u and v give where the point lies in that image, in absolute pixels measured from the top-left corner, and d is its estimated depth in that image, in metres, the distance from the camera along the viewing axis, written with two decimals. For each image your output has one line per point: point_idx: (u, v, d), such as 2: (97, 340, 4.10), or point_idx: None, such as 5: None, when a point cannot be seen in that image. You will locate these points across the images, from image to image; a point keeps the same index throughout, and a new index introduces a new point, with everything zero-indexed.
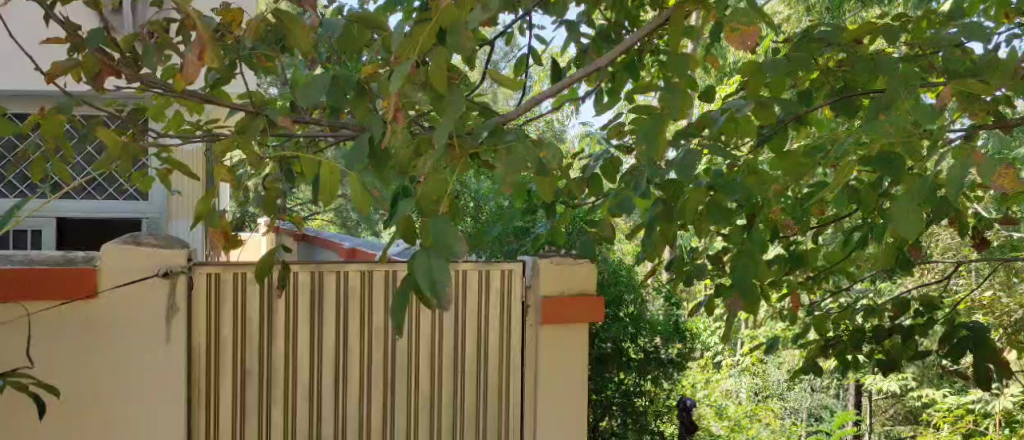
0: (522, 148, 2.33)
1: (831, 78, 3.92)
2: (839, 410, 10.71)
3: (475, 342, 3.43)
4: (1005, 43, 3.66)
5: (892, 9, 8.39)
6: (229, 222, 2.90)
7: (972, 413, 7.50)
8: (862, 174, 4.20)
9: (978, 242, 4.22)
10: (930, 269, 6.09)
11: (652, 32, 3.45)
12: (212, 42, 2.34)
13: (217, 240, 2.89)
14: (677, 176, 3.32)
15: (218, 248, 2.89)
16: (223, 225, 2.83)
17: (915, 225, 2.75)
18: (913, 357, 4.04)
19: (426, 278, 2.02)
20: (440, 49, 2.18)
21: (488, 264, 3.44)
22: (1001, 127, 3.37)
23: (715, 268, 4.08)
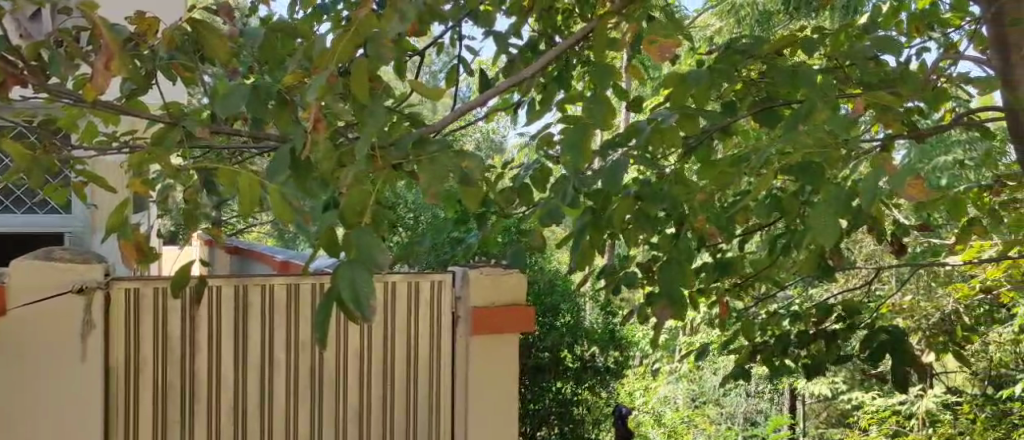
0: (445, 159, 2.37)
1: (753, 89, 4.01)
2: (773, 414, 10.88)
3: (405, 353, 3.45)
4: (917, 56, 3.80)
5: (818, 22, 8.60)
6: (144, 236, 2.82)
7: (898, 414, 7.68)
8: (785, 183, 4.30)
9: (896, 248, 4.34)
10: (854, 275, 6.24)
11: (578, 43, 3.50)
12: (119, 49, 2.47)
13: (131, 257, 2.81)
14: (605, 185, 3.37)
15: (131, 263, 2.80)
16: (135, 237, 2.76)
17: (831, 232, 2.84)
18: (837, 360, 4.14)
19: (347, 288, 2.03)
20: (362, 58, 2.19)
21: (417, 276, 3.45)
22: (915, 138, 3.49)
23: (645, 276, 4.13)
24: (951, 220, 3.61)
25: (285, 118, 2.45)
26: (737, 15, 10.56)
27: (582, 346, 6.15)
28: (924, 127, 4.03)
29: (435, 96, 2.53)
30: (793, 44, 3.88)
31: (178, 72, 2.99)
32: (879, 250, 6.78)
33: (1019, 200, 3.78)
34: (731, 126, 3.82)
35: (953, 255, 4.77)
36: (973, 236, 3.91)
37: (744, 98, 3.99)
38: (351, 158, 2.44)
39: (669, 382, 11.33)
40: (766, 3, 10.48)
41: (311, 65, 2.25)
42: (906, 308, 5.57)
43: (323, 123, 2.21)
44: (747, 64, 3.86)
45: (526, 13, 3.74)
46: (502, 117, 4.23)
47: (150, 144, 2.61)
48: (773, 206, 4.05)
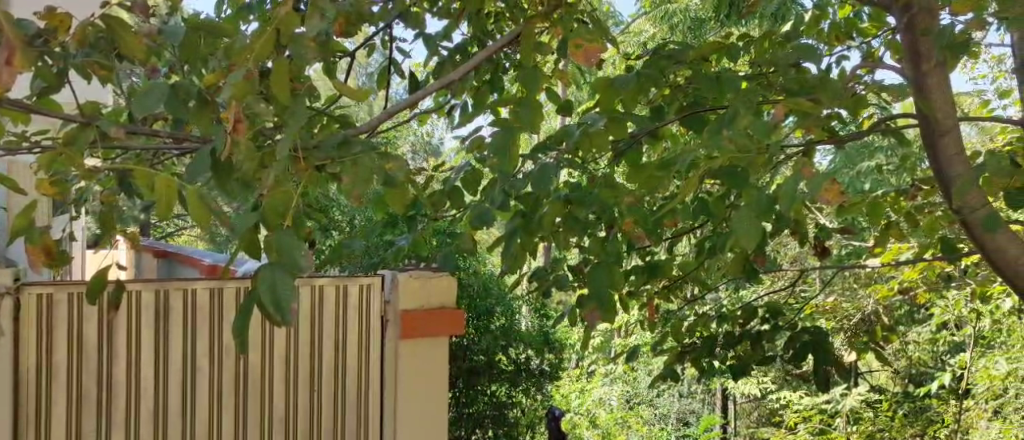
0: (368, 162, 2.37)
1: (681, 95, 4.07)
2: (705, 414, 11.01)
3: (333, 356, 3.43)
4: (836, 64, 3.90)
5: (745, 30, 8.84)
6: (52, 238, 2.77)
7: (826, 413, 7.83)
8: (713, 186, 4.37)
9: (818, 251, 4.44)
10: (781, 276, 6.36)
11: (506, 46, 3.52)
12: (22, 46, 2.44)
13: (37, 260, 2.75)
14: (534, 188, 3.38)
15: (36, 266, 2.75)
16: (43, 240, 2.71)
17: (754, 235, 2.89)
18: (762, 361, 4.21)
19: (269, 291, 2.01)
20: (282, 56, 2.17)
21: (345, 279, 3.44)
22: (836, 143, 3.57)
23: (576, 278, 4.16)
24: (870, 223, 3.71)
25: (205, 118, 2.42)
26: (671, 22, 11.23)
27: (512, 349, 7.34)
28: (844, 133, 4.13)
29: (358, 97, 2.50)
30: (718, 51, 3.95)
31: (95, 70, 2.96)
32: (804, 252, 6.92)
33: (933, 204, 3.90)
34: (659, 131, 3.87)
35: (873, 256, 4.89)
36: (890, 237, 4.02)
37: (672, 103, 4.04)
38: (272, 159, 2.41)
39: (604, 384, 11.32)
40: (696, 10, 11.13)
41: (230, 65, 2.22)
42: (829, 309, 5.69)
43: (243, 124, 2.20)
44: (674, 69, 3.92)
45: (458, 16, 3.74)
46: (433, 119, 4.23)
47: (60, 145, 2.58)
48: (700, 209, 4.11)
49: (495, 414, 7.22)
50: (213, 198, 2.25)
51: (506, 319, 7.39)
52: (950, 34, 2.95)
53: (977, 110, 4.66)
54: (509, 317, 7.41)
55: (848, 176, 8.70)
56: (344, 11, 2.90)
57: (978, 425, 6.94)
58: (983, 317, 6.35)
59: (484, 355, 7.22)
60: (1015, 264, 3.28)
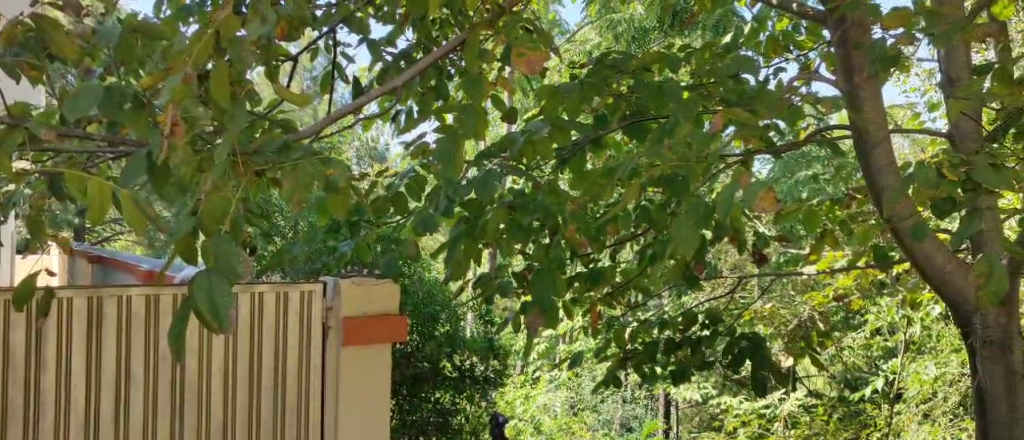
0: (308, 167, 2.36)
1: (624, 103, 4.11)
2: (648, 419, 11.13)
3: (273, 363, 3.40)
4: (774, 75, 3.97)
5: (687, 40, 9.04)
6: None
7: (764, 418, 7.95)
8: (654, 194, 4.42)
9: (757, 258, 4.51)
10: (720, 282, 6.45)
11: (450, 52, 3.51)
12: None
13: None
14: (477, 195, 3.38)
15: None
16: None
17: (693, 243, 2.92)
18: (701, 366, 4.25)
19: (206, 300, 1.95)
20: (220, 58, 2.12)
21: (287, 285, 3.40)
22: (773, 152, 3.63)
23: (520, 284, 4.17)
24: (806, 230, 3.78)
25: (141, 121, 2.38)
26: (616, 30, 11.59)
27: (456, 355, 7.35)
28: (781, 143, 4.21)
29: (299, 102, 2.48)
30: (659, 60, 4.01)
31: (26, 71, 2.90)
32: (745, 259, 7.03)
33: (867, 213, 4.00)
34: (602, 139, 3.90)
35: (810, 263, 4.99)
36: (825, 245, 4.11)
37: (614, 111, 4.08)
38: (210, 163, 2.39)
39: (549, 390, 11.38)
40: (640, 19, 11.51)
41: (168, 67, 2.20)
42: (766, 315, 5.79)
43: (180, 128, 2.17)
44: (616, 79, 3.97)
45: (402, 21, 3.75)
46: (377, 125, 4.22)
47: None
48: (642, 217, 4.16)
49: (438, 422, 7.20)
50: (149, 205, 2.21)
51: (450, 325, 7.41)
52: (882, 48, 3.03)
53: (907, 123, 4.81)
54: (452, 322, 7.43)
55: (786, 185, 8.90)
56: (285, 16, 2.88)
57: (909, 428, 7.11)
58: (915, 322, 6.51)
59: (428, 362, 7.23)
60: (943, 268, 3.38)
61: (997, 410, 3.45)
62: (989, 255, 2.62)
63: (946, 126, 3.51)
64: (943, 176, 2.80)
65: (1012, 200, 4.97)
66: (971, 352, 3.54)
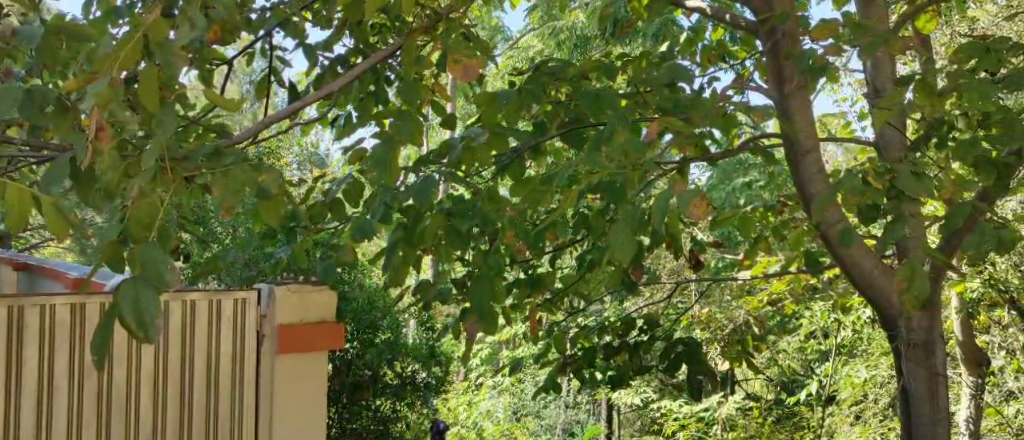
0: (240, 172, 2.32)
1: (562, 110, 4.13)
2: (589, 424, 11.19)
3: (206, 374, 3.23)
4: (707, 84, 4.03)
5: (625, 49, 9.20)
6: None
7: (703, 422, 8.03)
8: (592, 200, 4.45)
9: (694, 264, 4.56)
10: (659, 288, 6.51)
11: (387, 57, 3.48)
12: None
13: None
14: (415, 201, 3.35)
15: None
16: None
17: (628, 249, 2.94)
18: (639, 372, 4.28)
19: (132, 307, 1.91)
20: (147, 63, 2.09)
21: (221, 293, 3.25)
22: (708, 160, 3.67)
23: (458, 291, 4.17)
24: (741, 236, 3.82)
25: (65, 125, 2.33)
26: (557, 38, 11.83)
27: (397, 361, 7.32)
28: (715, 150, 4.27)
29: (231, 105, 2.44)
30: (597, 68, 4.03)
31: None
32: (682, 264, 7.10)
33: (800, 219, 4.07)
34: (540, 146, 3.91)
35: (744, 269, 5.06)
36: (758, 251, 4.18)
37: (552, 118, 4.09)
38: (137, 168, 2.34)
39: (491, 396, 11.40)
40: (581, 27, 11.70)
41: (93, 70, 2.16)
42: (702, 320, 5.84)
43: (106, 132, 2.13)
44: (554, 86, 3.99)
45: (339, 26, 3.72)
46: (315, 130, 4.18)
47: None
48: (580, 224, 4.18)
49: (378, 429, 7.20)
50: (74, 210, 2.16)
51: (391, 331, 7.39)
52: (811, 57, 3.09)
53: (839, 132, 4.91)
54: (393, 328, 7.41)
55: (722, 192, 9.02)
56: (216, 19, 2.85)
57: (841, 430, 7.24)
58: (847, 326, 6.64)
59: (368, 369, 7.20)
60: (870, 277, 3.45)
61: (919, 410, 3.53)
62: (912, 261, 2.70)
63: (873, 134, 3.59)
64: (868, 184, 2.88)
65: (936, 207, 5.06)
66: (896, 354, 3.63)
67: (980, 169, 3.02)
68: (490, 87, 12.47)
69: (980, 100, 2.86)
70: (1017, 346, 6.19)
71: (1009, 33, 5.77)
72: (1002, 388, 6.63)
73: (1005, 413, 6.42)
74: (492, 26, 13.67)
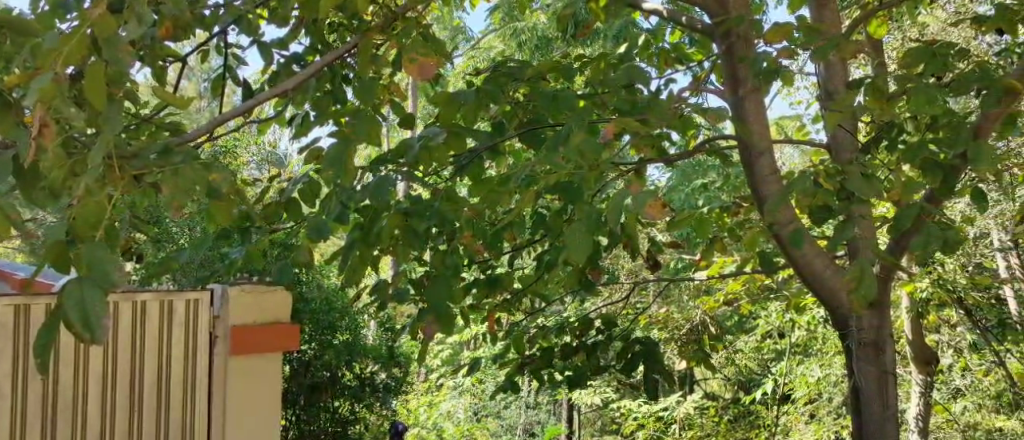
0: (190, 171, 2.29)
1: (521, 111, 4.12)
2: (550, 425, 11.18)
3: (156, 376, 3.17)
4: (664, 85, 4.04)
5: (586, 50, 9.25)
6: None
7: (663, 421, 8.00)
8: (551, 201, 4.45)
9: (652, 265, 4.58)
10: (619, 288, 6.52)
11: (343, 56, 3.46)
12: None
13: None
14: (372, 200, 3.33)
15: None
16: None
17: (584, 249, 2.95)
18: (596, 372, 4.29)
19: (77, 308, 1.88)
20: (94, 59, 2.07)
21: (171, 293, 3.20)
22: (664, 161, 3.68)
23: (416, 291, 4.15)
24: (698, 236, 3.83)
25: (7, 121, 2.29)
26: (518, 39, 11.91)
27: (357, 362, 7.28)
28: (672, 151, 4.29)
29: (181, 104, 2.43)
30: (554, 69, 4.04)
31: None
32: (641, 264, 7.12)
33: (756, 221, 4.09)
34: (498, 146, 3.90)
35: (702, 270, 5.09)
36: (714, 251, 4.20)
37: (511, 118, 4.08)
38: (83, 167, 2.30)
39: (452, 397, 11.36)
40: (543, 28, 11.76)
41: (38, 66, 2.12)
42: (660, 320, 5.87)
43: (50, 128, 2.14)
44: (512, 86, 3.98)
45: (295, 24, 3.70)
46: (271, 129, 4.14)
47: None
48: (539, 224, 4.17)
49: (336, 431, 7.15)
50: (16, 209, 2.11)
51: (349, 332, 7.33)
52: (765, 59, 3.12)
53: (795, 134, 4.97)
54: (352, 329, 7.36)
55: (682, 193, 9.06)
56: (166, 15, 2.81)
57: (797, 428, 7.31)
58: (804, 326, 6.70)
59: (327, 371, 7.15)
60: (822, 277, 3.48)
61: (870, 408, 3.57)
62: (861, 262, 2.74)
63: (827, 137, 3.62)
64: (819, 186, 2.91)
65: (889, 208, 5.13)
66: (847, 353, 3.67)
67: (927, 172, 3.06)
68: (451, 87, 12.45)
69: (928, 103, 2.88)
70: (965, 344, 6.30)
71: (957, 40, 5.86)
72: (950, 385, 6.64)
73: (954, 410, 6.50)
74: (454, 26, 13.66)
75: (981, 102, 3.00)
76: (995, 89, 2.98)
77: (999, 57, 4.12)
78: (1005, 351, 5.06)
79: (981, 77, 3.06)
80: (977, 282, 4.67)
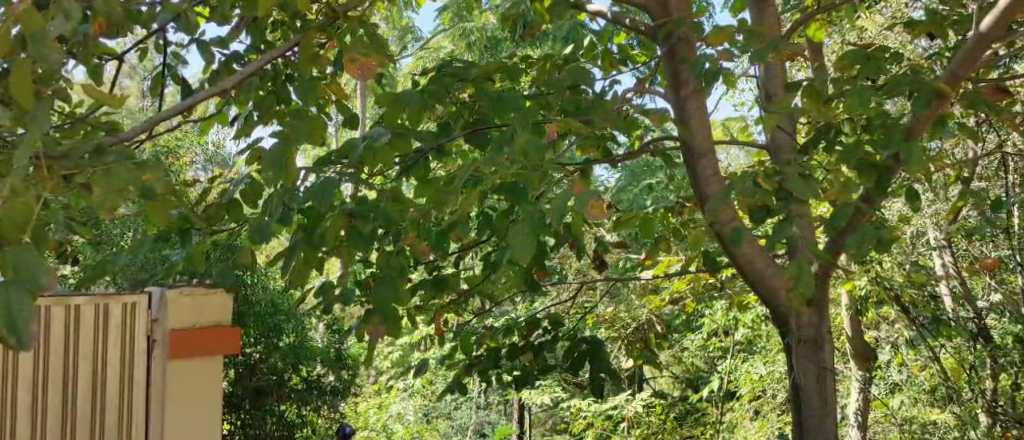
0: (122, 171, 2.25)
1: (466, 111, 4.10)
2: (501, 425, 11.13)
3: (90, 380, 3.11)
4: (608, 86, 4.05)
5: (533, 51, 9.28)
6: None
7: (612, 420, 7.91)
8: (497, 201, 4.43)
9: (599, 264, 4.58)
10: (567, 288, 6.52)
11: (283, 55, 3.43)
12: None
13: None
14: (314, 202, 3.29)
15: None
16: None
17: (527, 248, 2.94)
18: (543, 372, 4.28)
19: (1, 311, 1.83)
20: (20, 57, 2.03)
21: (107, 297, 3.14)
22: (609, 160, 3.69)
23: (361, 292, 4.11)
24: (643, 236, 3.84)
25: None
26: (467, 40, 11.91)
27: (303, 364, 7.20)
28: (617, 151, 4.30)
29: (113, 104, 2.39)
30: (499, 69, 4.03)
31: None
32: (589, 264, 7.13)
33: (701, 220, 4.11)
34: (443, 147, 3.88)
35: (647, 270, 5.11)
36: (659, 251, 4.22)
37: (456, 118, 4.07)
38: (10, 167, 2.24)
39: (401, 399, 11.24)
40: (492, 29, 11.79)
41: None
42: (608, 320, 5.87)
43: None
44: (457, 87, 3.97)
45: (236, 22, 3.65)
46: (214, 129, 4.08)
47: None
48: (484, 224, 4.15)
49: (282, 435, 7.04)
50: None
51: (294, 333, 7.25)
52: (707, 60, 3.14)
53: (739, 134, 5.01)
54: (298, 331, 7.27)
55: (629, 193, 9.10)
56: (100, 11, 2.75)
57: (742, 425, 7.36)
58: (750, 324, 6.74)
59: (273, 374, 7.07)
60: (764, 276, 3.51)
61: (810, 404, 3.62)
62: (800, 260, 2.77)
63: (767, 137, 3.65)
64: (759, 185, 2.94)
65: (829, 207, 5.19)
66: (787, 351, 3.71)
67: (863, 173, 3.10)
68: (401, 87, 12.40)
69: (862, 105, 2.92)
70: (902, 341, 6.38)
71: (894, 44, 5.95)
72: (888, 381, 6.75)
73: (892, 405, 6.58)
74: (403, 26, 13.60)
75: (912, 104, 3.06)
76: (926, 92, 3.03)
77: (934, 60, 4.19)
78: (941, 347, 5.13)
79: (912, 80, 3.11)
80: (914, 280, 4.73)
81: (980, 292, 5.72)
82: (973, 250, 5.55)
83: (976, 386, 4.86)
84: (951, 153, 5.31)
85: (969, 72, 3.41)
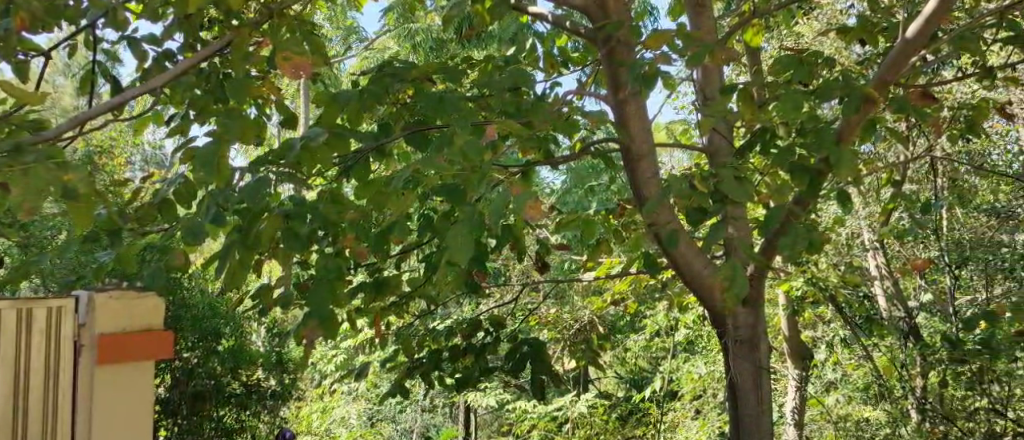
0: (42, 171, 2.20)
1: (404, 112, 4.06)
2: (445, 428, 11.07)
3: (10, 387, 2.89)
4: (547, 88, 4.04)
5: (475, 53, 9.29)
6: None
7: (556, 422, 7.87)
8: (436, 202, 4.39)
9: (539, 265, 4.56)
10: (509, 289, 6.50)
11: (215, 54, 3.36)
12: None
13: None
14: (249, 203, 3.23)
15: None
16: None
17: (462, 250, 2.91)
18: (482, 374, 4.24)
19: None
20: None
21: (29, 300, 2.92)
22: (548, 161, 3.67)
23: (298, 295, 4.04)
24: (583, 236, 3.84)
25: None
26: (412, 41, 11.94)
27: (242, 368, 7.08)
28: (556, 153, 4.29)
29: (36, 102, 2.36)
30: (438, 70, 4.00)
31: None
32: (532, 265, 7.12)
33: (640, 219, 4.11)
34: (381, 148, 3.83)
35: (587, 271, 5.11)
36: (599, 252, 4.21)
37: (395, 119, 4.03)
38: None
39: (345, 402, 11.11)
40: (436, 30, 11.82)
41: None
42: (550, 321, 5.84)
43: None
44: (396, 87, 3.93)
45: (168, 19, 3.58)
46: (147, 127, 3.98)
47: None
48: (423, 225, 4.11)
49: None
50: None
51: (233, 336, 7.13)
52: (643, 63, 3.14)
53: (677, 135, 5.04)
54: (237, 335, 7.15)
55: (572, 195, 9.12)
56: None
57: (685, 425, 7.39)
58: (690, 324, 6.78)
59: (211, 378, 6.96)
60: (703, 275, 3.51)
61: (748, 401, 3.63)
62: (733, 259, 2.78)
63: (704, 139, 3.67)
64: (694, 186, 2.94)
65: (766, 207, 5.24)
66: (725, 351, 3.74)
67: (796, 174, 3.13)
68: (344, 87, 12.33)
69: (794, 109, 2.94)
70: (839, 340, 6.45)
71: (830, 47, 6.04)
72: (824, 380, 6.82)
73: (827, 402, 6.62)
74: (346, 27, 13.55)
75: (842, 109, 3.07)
76: (855, 97, 3.04)
77: (867, 64, 4.24)
78: (877, 346, 5.18)
79: (842, 85, 3.14)
80: (848, 280, 4.78)
81: (911, 292, 5.80)
82: (904, 251, 5.63)
83: (908, 383, 4.88)
84: (883, 156, 5.39)
85: (898, 76, 3.45)
